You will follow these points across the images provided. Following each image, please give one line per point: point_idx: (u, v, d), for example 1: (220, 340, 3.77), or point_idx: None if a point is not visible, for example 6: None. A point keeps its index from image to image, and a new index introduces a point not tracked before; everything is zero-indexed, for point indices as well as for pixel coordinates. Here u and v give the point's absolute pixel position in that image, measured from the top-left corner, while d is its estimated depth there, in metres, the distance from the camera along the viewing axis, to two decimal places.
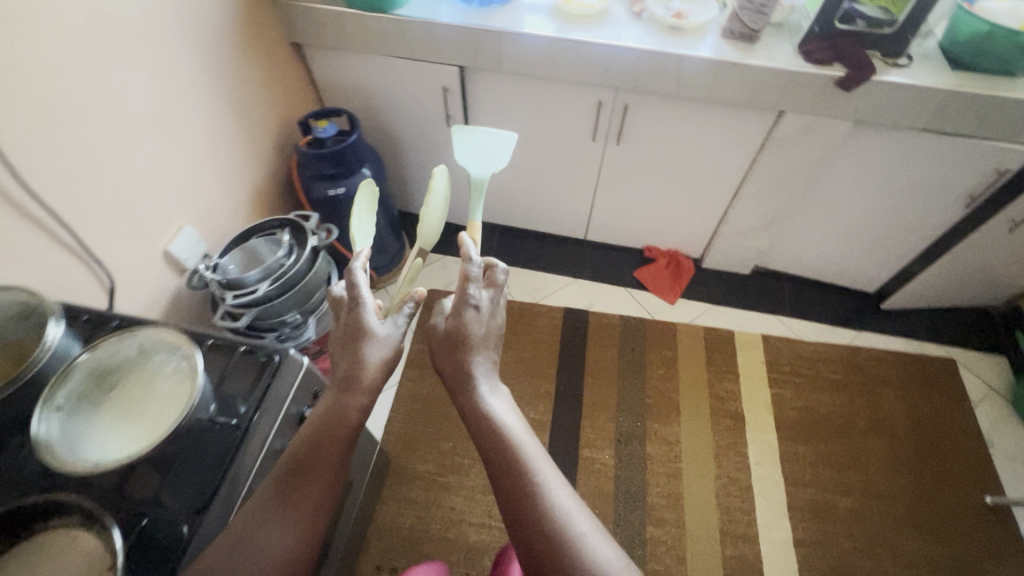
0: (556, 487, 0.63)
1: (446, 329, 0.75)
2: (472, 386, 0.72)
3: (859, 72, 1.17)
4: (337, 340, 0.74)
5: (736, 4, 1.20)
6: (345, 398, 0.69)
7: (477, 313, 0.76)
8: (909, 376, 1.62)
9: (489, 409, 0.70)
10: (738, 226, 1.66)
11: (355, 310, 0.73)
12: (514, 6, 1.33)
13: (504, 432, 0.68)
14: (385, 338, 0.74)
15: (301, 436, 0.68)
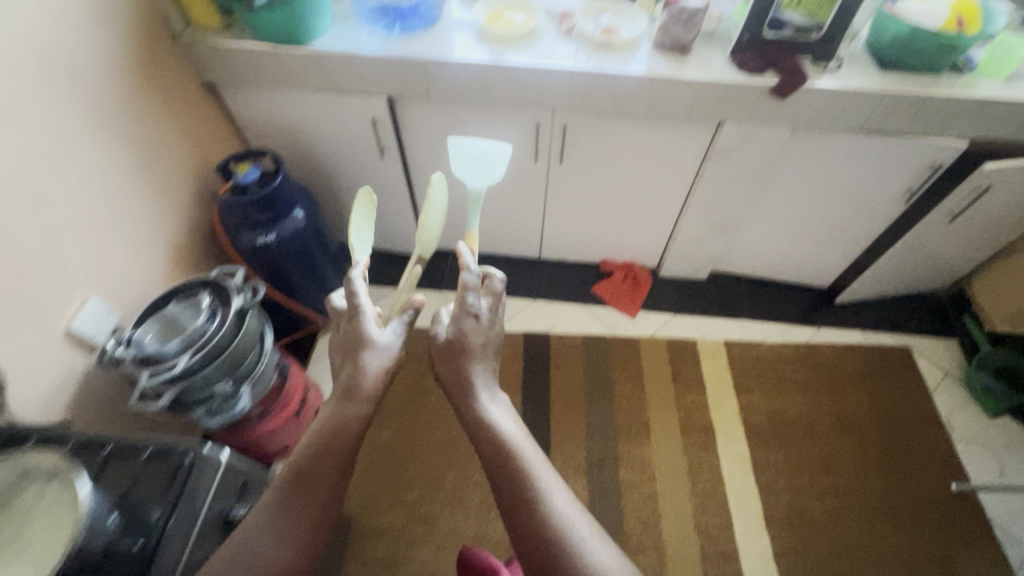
0: (556, 490, 0.71)
1: (448, 339, 0.84)
2: (471, 394, 0.81)
3: (792, 79, 1.15)
4: (342, 346, 0.82)
5: (664, 17, 1.17)
6: (352, 405, 0.75)
7: (475, 321, 0.86)
8: (868, 369, 1.64)
9: (490, 417, 0.78)
10: (690, 234, 1.65)
11: (361, 317, 0.82)
12: (440, 30, 1.27)
13: (505, 439, 0.75)
14: (386, 344, 0.82)
15: (308, 443, 0.73)
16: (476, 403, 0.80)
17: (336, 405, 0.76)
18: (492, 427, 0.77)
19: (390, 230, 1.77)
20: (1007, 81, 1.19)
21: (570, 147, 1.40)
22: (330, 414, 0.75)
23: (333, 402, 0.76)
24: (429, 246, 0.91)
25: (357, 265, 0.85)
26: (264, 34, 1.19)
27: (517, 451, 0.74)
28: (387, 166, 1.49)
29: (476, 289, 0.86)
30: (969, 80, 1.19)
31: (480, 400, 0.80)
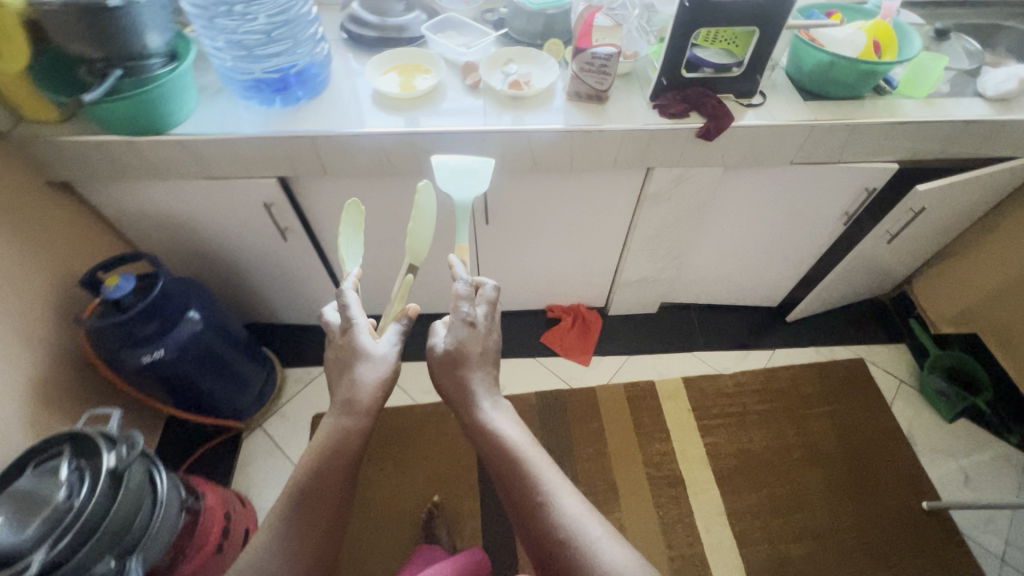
0: (564, 494, 0.72)
1: (448, 349, 0.82)
2: (474, 402, 0.81)
3: (717, 120, 1.07)
4: (336, 362, 0.81)
5: (574, 66, 1.06)
6: (349, 420, 0.76)
7: (473, 328, 0.84)
8: (827, 389, 1.60)
9: (493, 424, 0.79)
10: (634, 274, 1.56)
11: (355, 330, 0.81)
12: (329, 97, 1.12)
13: (509, 446, 0.76)
14: (382, 355, 0.80)
15: (313, 457, 0.74)
16: (480, 411, 0.80)
17: (337, 419, 0.76)
18: (495, 434, 0.78)
19: (312, 306, 1.59)
20: (929, 101, 1.15)
21: (493, 207, 1.28)
22: (332, 427, 0.76)
23: (334, 415, 0.77)
24: (421, 254, 0.87)
25: (349, 276, 0.85)
26: (116, 124, 1.00)
27: (523, 458, 0.75)
28: (294, 246, 1.32)
29: (469, 298, 0.85)
30: (891, 102, 1.15)
31: (484, 408, 0.80)
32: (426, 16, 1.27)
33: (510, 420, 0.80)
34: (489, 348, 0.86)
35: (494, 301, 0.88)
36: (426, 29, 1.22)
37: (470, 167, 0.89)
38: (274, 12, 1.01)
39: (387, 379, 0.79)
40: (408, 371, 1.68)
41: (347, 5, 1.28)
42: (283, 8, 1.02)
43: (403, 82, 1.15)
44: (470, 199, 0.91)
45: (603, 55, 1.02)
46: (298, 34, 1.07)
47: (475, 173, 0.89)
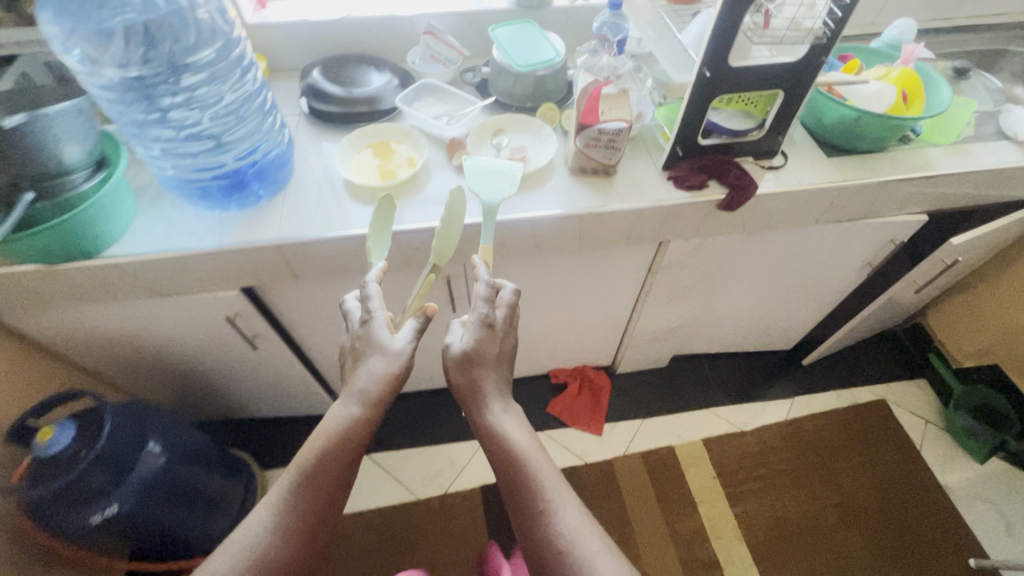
0: (563, 506, 0.72)
1: (465, 347, 0.79)
2: (485, 402, 0.79)
3: (741, 192, 0.95)
4: (352, 356, 0.78)
5: (579, 142, 0.92)
6: (360, 412, 0.74)
7: (490, 331, 0.81)
8: (855, 439, 1.51)
9: (500, 426, 0.78)
10: (645, 335, 1.43)
11: (376, 323, 0.78)
12: (297, 192, 0.95)
13: (516, 452, 0.76)
14: (400, 349, 0.76)
15: (325, 439, 0.74)
16: (490, 412, 0.79)
17: (348, 408, 0.75)
18: (503, 438, 0.77)
19: (291, 399, 1.41)
20: (958, 148, 1.06)
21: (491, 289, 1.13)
22: (344, 415, 0.74)
23: (346, 404, 0.75)
24: (446, 254, 0.86)
25: (373, 268, 0.81)
26: (33, 254, 0.81)
27: (527, 465, 0.75)
28: (266, 350, 1.15)
29: (487, 298, 0.81)
30: (918, 152, 1.06)
31: (494, 409, 0.79)
32: (398, 83, 1.11)
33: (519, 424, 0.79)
34: (505, 348, 0.83)
35: (513, 306, 0.85)
36: (400, 99, 1.06)
37: (503, 165, 0.85)
38: (220, 110, 0.86)
39: (395, 373, 0.75)
40: (404, 459, 1.51)
41: (307, 74, 1.12)
42: (228, 105, 0.87)
43: (379, 165, 1.00)
44: (497, 199, 0.85)
45: (612, 129, 0.88)
46: (255, 127, 0.90)
47: (506, 174, 0.85)
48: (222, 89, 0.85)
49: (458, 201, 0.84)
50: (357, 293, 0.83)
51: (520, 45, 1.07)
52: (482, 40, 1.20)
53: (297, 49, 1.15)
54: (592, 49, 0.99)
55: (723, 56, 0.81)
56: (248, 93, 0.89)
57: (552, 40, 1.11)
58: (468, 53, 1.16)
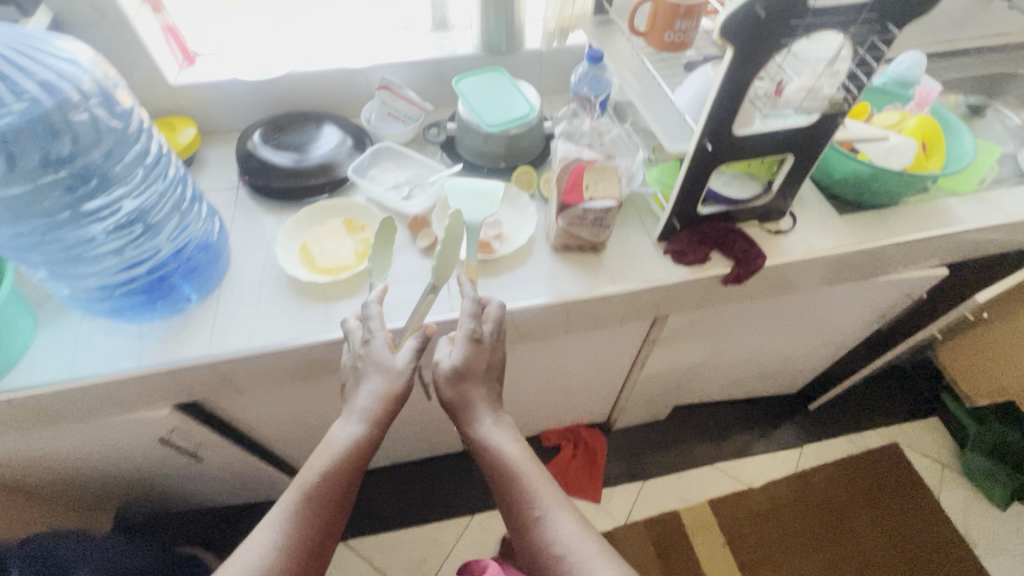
0: (561, 511, 0.64)
1: (457, 360, 0.69)
2: (474, 414, 0.69)
3: (747, 264, 0.83)
4: (355, 378, 0.68)
5: (561, 222, 0.80)
6: (367, 428, 0.65)
7: (479, 347, 0.70)
8: (865, 488, 1.43)
9: (490, 439, 0.68)
10: (643, 394, 1.31)
11: (375, 343, 0.68)
12: (234, 289, 0.81)
13: (507, 465, 0.67)
14: (402, 365, 0.66)
15: (329, 457, 0.64)
16: (480, 424, 0.69)
17: (349, 425, 0.66)
18: (493, 451, 0.68)
19: (253, 489, 1.26)
20: (980, 196, 0.96)
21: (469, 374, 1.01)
22: (345, 435, 0.65)
23: (349, 420, 0.66)
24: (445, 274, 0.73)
25: (373, 288, 0.73)
26: None
27: (519, 475, 0.66)
28: (214, 455, 1.01)
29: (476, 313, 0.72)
30: (936, 204, 0.95)
31: (484, 421, 0.69)
32: (351, 145, 0.97)
33: (512, 436, 0.70)
34: (490, 365, 0.72)
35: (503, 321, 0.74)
36: (353, 170, 0.93)
37: (490, 186, 0.77)
38: (120, 215, 0.71)
39: (394, 391, 0.66)
40: (386, 542, 1.37)
41: (245, 138, 0.97)
42: (132, 208, 0.72)
43: (328, 255, 0.85)
44: (479, 219, 0.76)
45: (600, 208, 0.75)
46: (170, 228, 0.76)
47: (494, 195, 0.76)
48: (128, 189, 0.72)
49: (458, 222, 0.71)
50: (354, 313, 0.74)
51: (488, 100, 0.95)
52: (444, 87, 1.06)
53: (232, 108, 1.00)
54: (573, 111, 0.90)
55: (725, 125, 0.68)
56: (156, 189, 0.74)
57: (525, 90, 0.97)
58: (430, 107, 1.02)
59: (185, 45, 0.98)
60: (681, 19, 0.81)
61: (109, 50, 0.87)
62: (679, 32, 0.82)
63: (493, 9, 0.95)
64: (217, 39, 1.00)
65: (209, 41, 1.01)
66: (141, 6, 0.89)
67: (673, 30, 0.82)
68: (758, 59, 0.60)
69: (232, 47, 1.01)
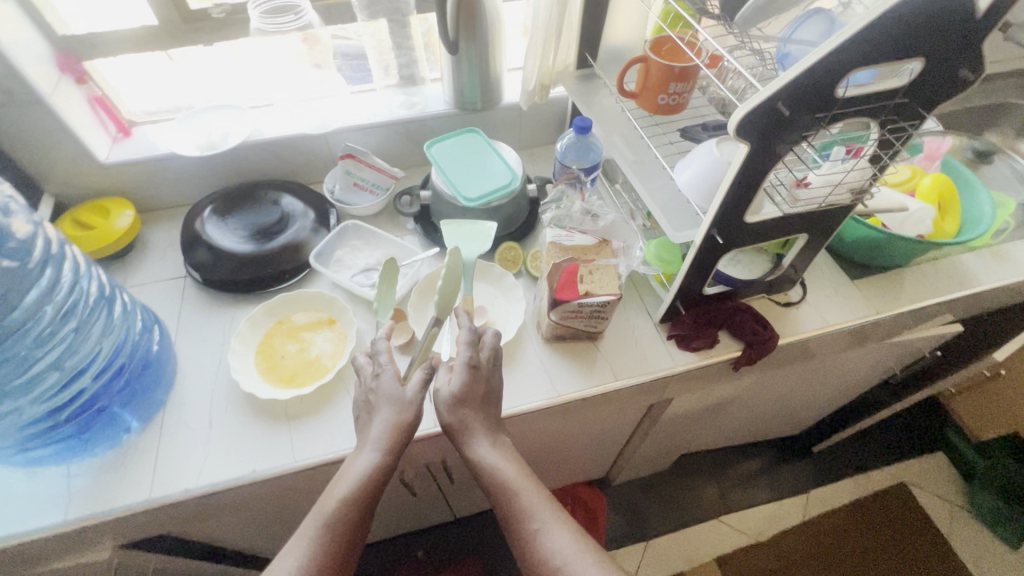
0: (552, 526, 0.54)
1: (457, 383, 0.61)
2: (472, 433, 0.60)
3: (759, 348, 0.75)
4: (368, 406, 0.59)
5: (553, 315, 0.71)
6: (385, 454, 0.55)
7: (479, 373, 0.62)
8: (875, 532, 1.37)
9: (484, 457, 0.59)
10: (643, 453, 1.23)
11: (382, 378, 0.60)
12: (181, 413, 0.70)
13: (504, 483, 0.57)
14: (412, 395, 0.59)
15: (348, 482, 0.54)
16: (476, 443, 0.59)
17: (366, 451, 0.56)
18: (490, 471, 0.58)
19: None
20: (993, 251, 0.90)
21: (457, 468, 0.91)
22: (360, 463, 0.55)
23: (365, 447, 0.56)
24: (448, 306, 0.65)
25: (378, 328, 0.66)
26: None
27: (516, 490, 0.56)
28: None
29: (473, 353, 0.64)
30: (949, 262, 0.89)
31: (480, 440, 0.60)
32: (312, 222, 0.87)
33: (511, 452, 0.60)
34: (491, 389, 0.63)
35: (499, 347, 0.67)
36: (315, 259, 0.83)
37: (477, 222, 0.75)
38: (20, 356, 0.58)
39: (408, 421, 0.57)
40: None
41: (196, 219, 0.86)
42: (33, 345, 0.60)
43: (292, 359, 0.75)
44: (473, 257, 0.72)
45: (598, 304, 0.66)
46: (83, 363, 0.63)
47: (485, 226, 0.74)
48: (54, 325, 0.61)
49: (457, 258, 0.66)
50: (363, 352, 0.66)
51: (462, 168, 0.85)
52: (416, 148, 0.97)
53: (177, 182, 0.89)
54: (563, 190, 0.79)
55: (736, 214, 0.59)
56: (69, 322, 0.62)
57: (505, 154, 0.88)
58: (402, 174, 0.93)
59: (119, 116, 0.85)
60: (676, 83, 0.72)
61: (23, 130, 0.75)
62: (672, 94, 0.74)
63: (466, 66, 0.87)
64: (158, 106, 0.89)
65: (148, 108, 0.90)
66: (61, 78, 0.77)
67: (666, 93, 0.74)
68: (775, 149, 0.52)
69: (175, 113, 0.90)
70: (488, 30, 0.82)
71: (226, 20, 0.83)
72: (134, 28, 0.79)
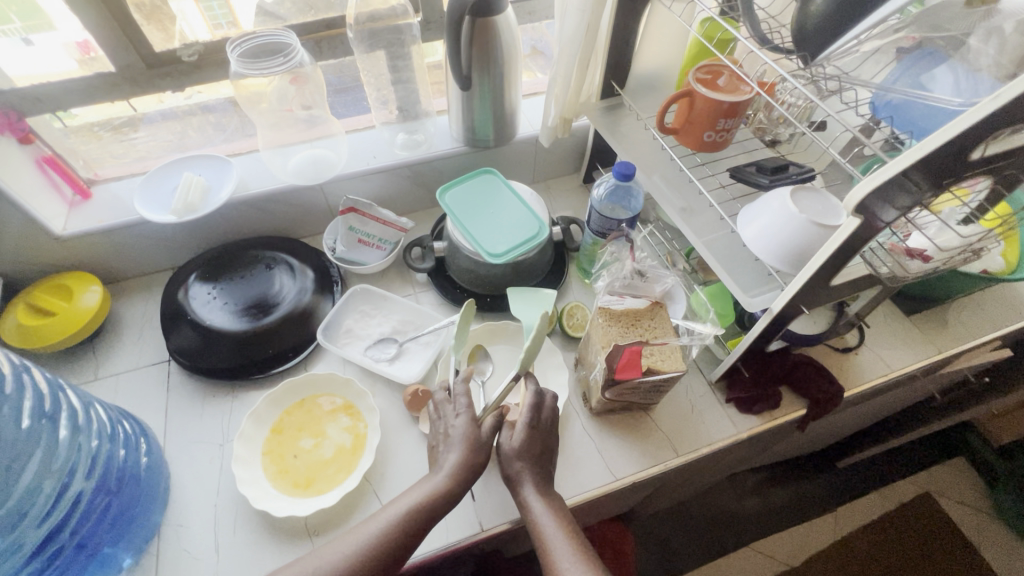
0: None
1: (521, 437, 0.59)
2: (521, 483, 0.57)
3: (825, 406, 0.69)
4: (444, 441, 0.59)
5: (607, 392, 0.62)
6: (449, 480, 0.54)
7: (538, 433, 0.60)
8: (907, 546, 1.30)
9: (532, 504, 0.56)
10: (676, 495, 1.14)
11: (458, 421, 0.59)
12: (177, 539, 0.59)
13: (544, 531, 0.54)
14: (482, 439, 0.57)
15: (413, 499, 0.53)
16: (525, 489, 0.57)
17: (434, 476, 0.55)
18: (533, 519, 0.55)
19: None
20: None
21: (489, 553, 0.80)
22: (424, 491, 0.54)
23: (435, 474, 0.55)
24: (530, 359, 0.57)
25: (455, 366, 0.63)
26: None
27: (558, 536, 0.53)
28: None
29: (531, 422, 0.60)
30: (1003, 289, 0.83)
31: (530, 487, 0.57)
32: (313, 284, 0.77)
33: (561, 507, 0.56)
34: (549, 448, 0.61)
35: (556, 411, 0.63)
36: (323, 332, 0.73)
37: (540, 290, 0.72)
38: None
39: (478, 462, 0.56)
40: None
41: (188, 286, 0.74)
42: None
43: (306, 460, 0.64)
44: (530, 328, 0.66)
45: (661, 381, 0.58)
46: (57, 517, 0.52)
47: (545, 297, 0.71)
48: (27, 468, 0.50)
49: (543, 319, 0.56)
50: (438, 388, 0.64)
51: (483, 216, 0.75)
52: (424, 191, 0.87)
53: (151, 249, 0.77)
54: (612, 252, 0.69)
55: (825, 278, 0.51)
56: (37, 470, 0.51)
57: (525, 197, 0.77)
58: (411, 223, 0.82)
59: (75, 176, 0.73)
60: (725, 118, 0.63)
61: None
62: (720, 131, 0.65)
63: (478, 102, 0.76)
64: (129, 163, 0.79)
65: (114, 166, 0.78)
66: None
67: (714, 130, 0.65)
68: (880, 216, 0.45)
69: (146, 167, 0.79)
70: (503, 63, 0.72)
71: (199, 63, 0.71)
72: (87, 76, 0.68)
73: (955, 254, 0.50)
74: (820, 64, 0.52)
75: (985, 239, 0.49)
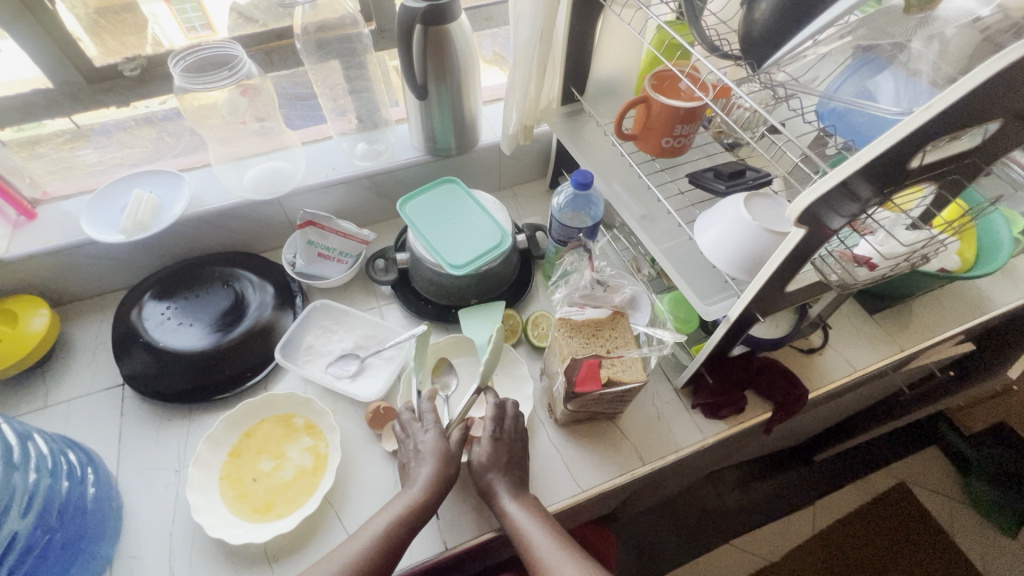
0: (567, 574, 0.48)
1: (487, 451, 0.58)
2: (496, 494, 0.56)
3: (789, 409, 0.69)
4: (414, 457, 0.57)
5: (570, 404, 0.61)
6: (421, 495, 0.53)
7: (503, 445, 0.59)
8: (884, 536, 1.32)
9: (509, 514, 0.55)
10: (652, 498, 1.13)
11: (424, 437, 0.58)
12: (131, 571, 0.57)
13: (524, 537, 0.53)
14: (448, 454, 0.56)
15: (387, 518, 0.52)
16: (502, 499, 0.56)
17: (408, 491, 0.54)
18: (514, 527, 0.54)
19: None
20: (1002, 268, 0.85)
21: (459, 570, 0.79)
22: (396, 508, 0.53)
23: (406, 490, 0.54)
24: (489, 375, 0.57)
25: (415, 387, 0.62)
26: None
27: (541, 539, 0.52)
28: None
29: (495, 435, 0.59)
30: (962, 285, 0.84)
31: (507, 497, 0.56)
32: (273, 300, 0.75)
33: (541, 511, 0.55)
34: (519, 460, 0.60)
35: (521, 424, 0.62)
36: (283, 350, 0.71)
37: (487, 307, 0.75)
38: None
39: (450, 476, 0.55)
40: None
41: (138, 307, 0.72)
42: None
43: (265, 484, 0.63)
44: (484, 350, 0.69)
45: (623, 392, 0.57)
46: None
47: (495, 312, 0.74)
48: None
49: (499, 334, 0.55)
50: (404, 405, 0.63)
51: (445, 226, 0.73)
52: (386, 202, 0.86)
53: (102, 269, 0.74)
54: (570, 263, 0.69)
55: (780, 285, 0.51)
56: None
57: (487, 206, 0.76)
58: (373, 236, 0.81)
59: (18, 197, 0.70)
60: (682, 125, 0.62)
61: None
62: (677, 137, 0.65)
63: (437, 112, 0.75)
64: (76, 182, 0.76)
65: (61, 185, 0.75)
66: None
67: (671, 136, 0.64)
68: (832, 223, 0.45)
69: (93, 185, 0.76)
70: (460, 71, 0.71)
71: (142, 77, 0.69)
72: (23, 93, 0.65)
73: (904, 258, 0.51)
74: (769, 71, 0.52)
75: (931, 245, 0.50)
